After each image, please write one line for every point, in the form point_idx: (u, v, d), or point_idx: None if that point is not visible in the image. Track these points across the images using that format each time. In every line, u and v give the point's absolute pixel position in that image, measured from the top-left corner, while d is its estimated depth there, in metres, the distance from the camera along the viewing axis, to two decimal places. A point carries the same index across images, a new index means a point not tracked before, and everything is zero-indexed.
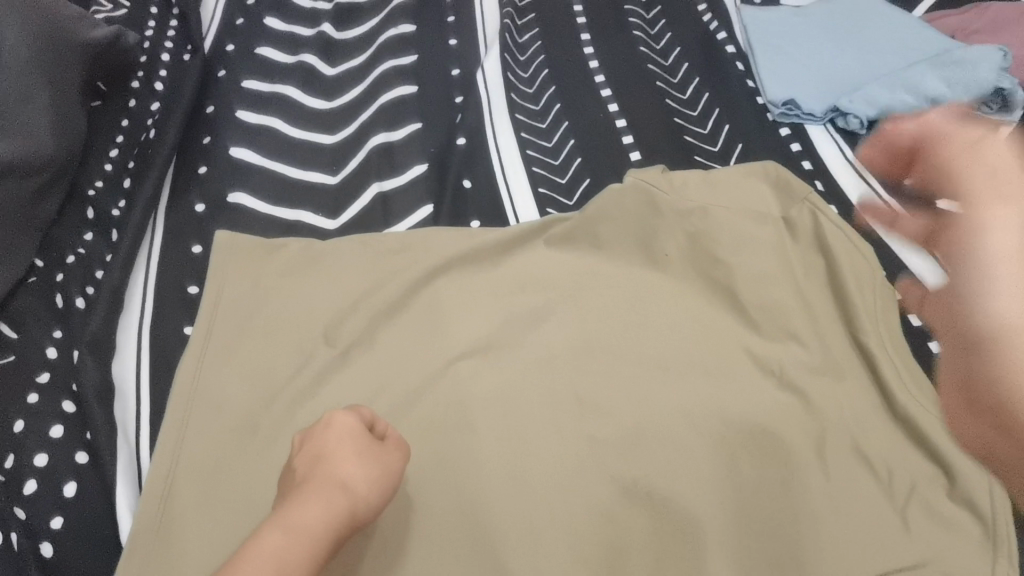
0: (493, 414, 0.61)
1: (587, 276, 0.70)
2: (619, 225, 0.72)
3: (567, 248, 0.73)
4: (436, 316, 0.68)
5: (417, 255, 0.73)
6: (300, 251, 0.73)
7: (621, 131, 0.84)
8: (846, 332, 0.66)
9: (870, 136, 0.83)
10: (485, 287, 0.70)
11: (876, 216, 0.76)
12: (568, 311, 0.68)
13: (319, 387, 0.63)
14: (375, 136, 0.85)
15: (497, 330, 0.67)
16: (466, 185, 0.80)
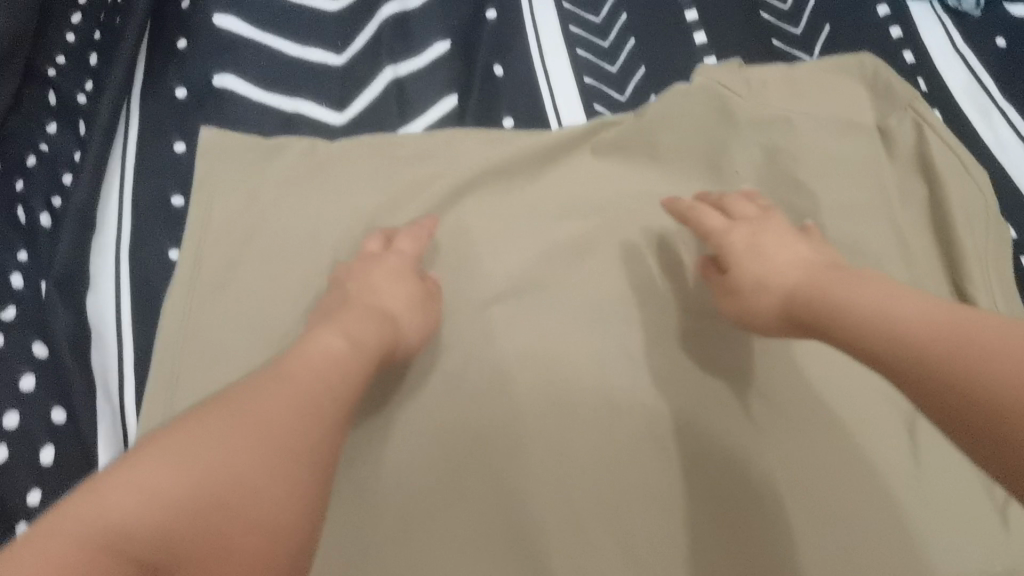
0: (531, 375, 0.54)
1: (640, 199, 0.61)
2: (682, 137, 0.61)
3: (618, 159, 0.62)
4: (467, 247, 0.59)
5: (442, 166, 0.62)
6: (302, 156, 0.62)
7: (683, 3, 0.70)
8: (948, 280, 0.56)
9: (986, 19, 0.68)
10: (522, 212, 0.61)
11: (988, 125, 0.63)
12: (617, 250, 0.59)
13: None
14: (389, 2, 0.71)
15: (534, 265, 0.58)
16: (498, 72, 0.67)
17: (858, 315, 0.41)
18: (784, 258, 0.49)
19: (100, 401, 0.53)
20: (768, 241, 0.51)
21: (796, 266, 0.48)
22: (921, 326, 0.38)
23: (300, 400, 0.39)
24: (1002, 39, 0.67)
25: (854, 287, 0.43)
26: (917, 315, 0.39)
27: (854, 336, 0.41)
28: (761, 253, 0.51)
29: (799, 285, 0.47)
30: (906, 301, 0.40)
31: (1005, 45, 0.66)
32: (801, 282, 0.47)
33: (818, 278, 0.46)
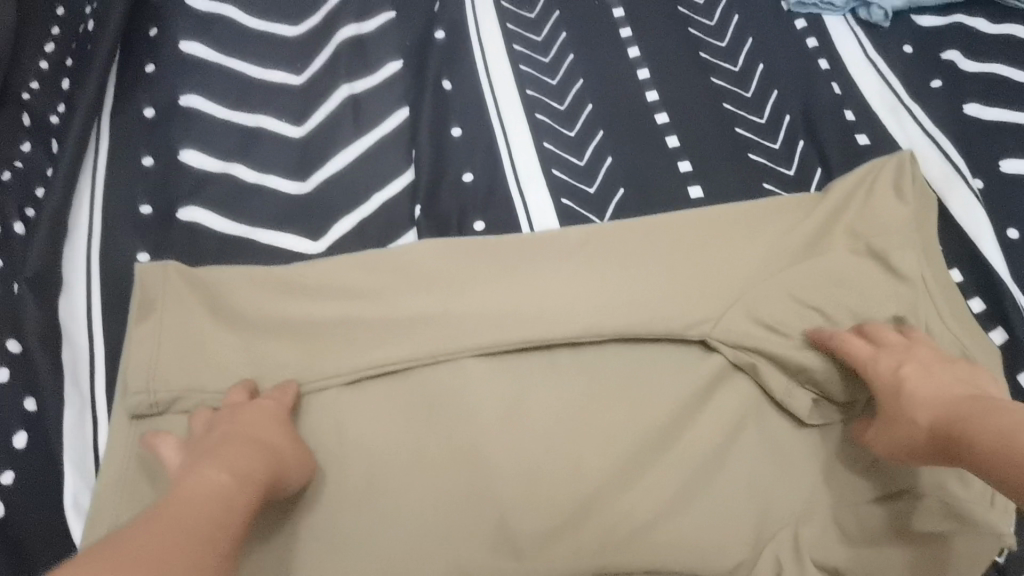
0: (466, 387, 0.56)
1: (604, 241, 0.62)
2: (656, 229, 0.63)
3: (589, 256, 0.61)
4: (414, 275, 0.59)
5: (399, 253, 0.60)
6: (243, 288, 0.58)
7: (619, 22, 0.77)
8: (873, 257, 0.59)
9: (895, 30, 0.75)
10: (475, 267, 0.60)
11: (896, 120, 0.69)
12: (567, 251, 0.61)
13: (290, 312, 0.57)
14: (344, 28, 0.77)
15: (484, 272, 0.60)
16: (445, 86, 0.72)
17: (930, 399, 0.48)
18: (932, 400, 0.48)
19: (68, 389, 0.56)
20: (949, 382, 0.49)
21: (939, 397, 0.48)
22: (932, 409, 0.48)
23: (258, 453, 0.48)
24: (909, 47, 0.74)
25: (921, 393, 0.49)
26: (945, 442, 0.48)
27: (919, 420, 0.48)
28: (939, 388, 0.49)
29: (941, 422, 0.47)
30: (991, 415, 0.44)
31: (912, 52, 0.73)
32: (947, 405, 0.47)
33: (935, 395, 0.48)
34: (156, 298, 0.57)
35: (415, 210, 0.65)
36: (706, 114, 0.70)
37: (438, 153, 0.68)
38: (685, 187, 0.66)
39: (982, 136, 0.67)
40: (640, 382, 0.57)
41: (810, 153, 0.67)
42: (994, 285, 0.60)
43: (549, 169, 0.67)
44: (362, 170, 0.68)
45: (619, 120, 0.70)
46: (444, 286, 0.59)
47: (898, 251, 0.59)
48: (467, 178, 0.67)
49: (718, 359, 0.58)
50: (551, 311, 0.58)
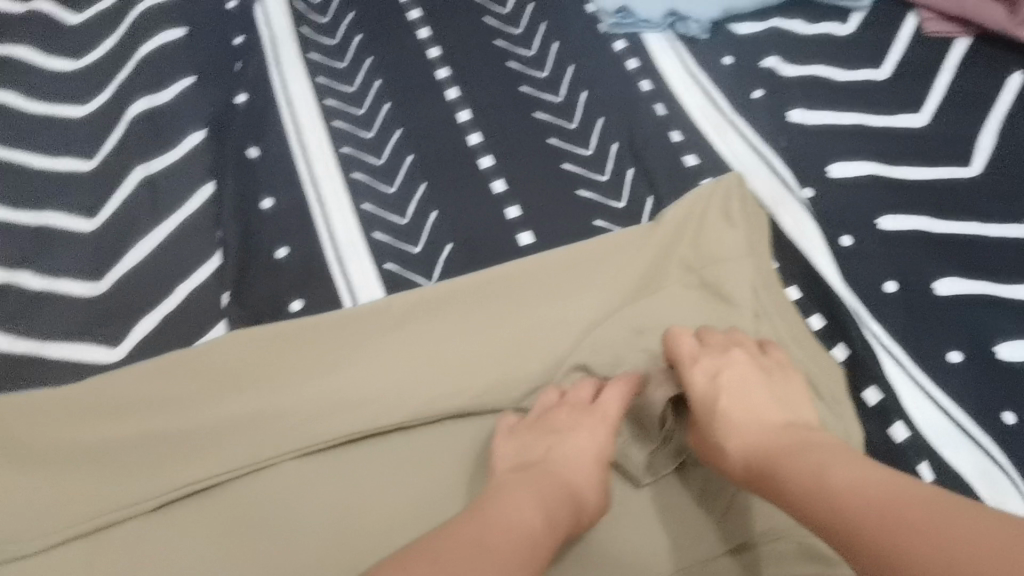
0: (292, 492, 0.52)
1: (429, 309, 0.58)
2: (482, 288, 0.59)
3: (415, 327, 0.57)
4: (225, 376, 0.55)
5: (206, 353, 0.55)
6: (28, 419, 0.52)
7: (434, 63, 0.73)
8: (706, 290, 0.58)
9: (714, 41, 0.73)
10: (292, 356, 0.56)
11: (722, 137, 0.67)
12: (392, 322, 0.57)
13: (86, 438, 0.52)
14: (139, 102, 0.70)
15: (302, 361, 0.55)
16: (252, 154, 0.67)
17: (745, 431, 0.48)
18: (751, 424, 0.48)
19: None
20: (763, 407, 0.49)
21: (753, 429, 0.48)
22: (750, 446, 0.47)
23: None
24: (729, 57, 0.72)
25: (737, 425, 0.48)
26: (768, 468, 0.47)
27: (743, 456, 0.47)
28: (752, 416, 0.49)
29: (755, 452, 0.46)
30: (801, 451, 0.44)
31: (731, 62, 0.72)
32: (760, 441, 0.47)
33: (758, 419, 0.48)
34: None
35: (224, 298, 0.59)
36: (530, 152, 0.67)
37: (249, 231, 0.63)
38: (515, 234, 0.63)
39: (807, 143, 0.66)
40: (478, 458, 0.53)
41: (640, 180, 0.65)
42: (831, 301, 0.59)
43: (370, 233, 0.63)
44: (166, 259, 0.62)
45: (441, 169, 0.66)
46: (262, 382, 0.55)
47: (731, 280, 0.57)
48: (281, 253, 0.62)
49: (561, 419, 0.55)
50: (377, 394, 0.54)
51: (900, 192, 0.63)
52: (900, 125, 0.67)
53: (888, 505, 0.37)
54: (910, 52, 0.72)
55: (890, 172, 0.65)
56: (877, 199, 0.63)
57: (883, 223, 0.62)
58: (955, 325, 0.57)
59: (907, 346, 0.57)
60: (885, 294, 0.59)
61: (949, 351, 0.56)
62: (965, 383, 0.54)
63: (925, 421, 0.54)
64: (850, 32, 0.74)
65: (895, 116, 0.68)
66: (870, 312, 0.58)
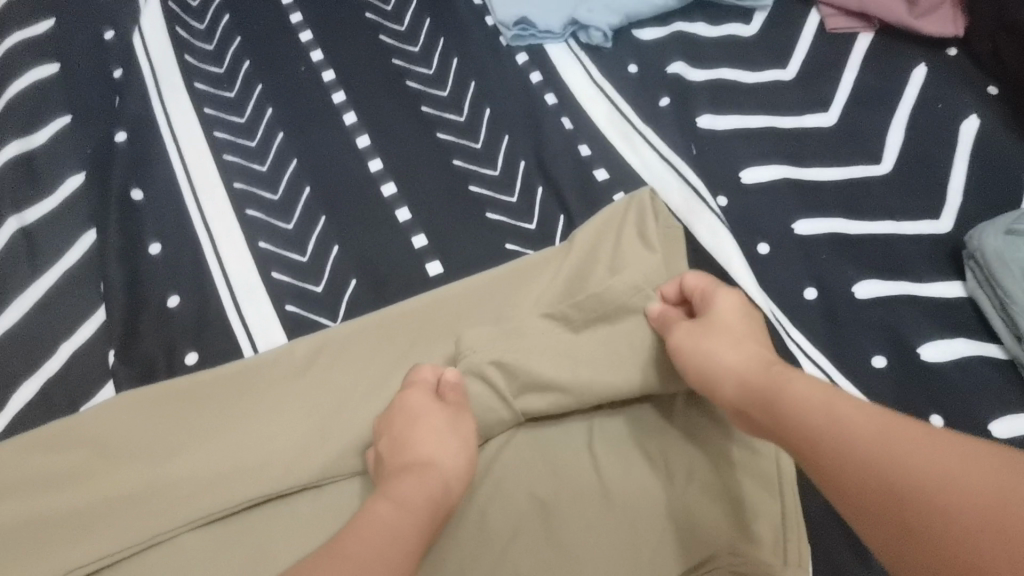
0: (196, 562, 0.48)
1: (336, 352, 0.55)
2: (389, 324, 0.56)
3: (321, 373, 0.54)
4: (114, 443, 0.50)
5: (91, 419, 0.51)
6: None
7: (330, 87, 0.69)
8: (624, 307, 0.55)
9: (618, 48, 0.71)
10: (188, 415, 0.52)
11: (631, 148, 0.65)
12: (295, 369, 0.54)
13: None
14: (8, 147, 0.65)
15: (201, 419, 0.52)
16: (136, 196, 0.63)
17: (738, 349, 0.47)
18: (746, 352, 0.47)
19: None
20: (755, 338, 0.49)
21: (748, 351, 0.47)
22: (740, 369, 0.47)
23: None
24: (634, 65, 0.70)
25: (728, 346, 0.48)
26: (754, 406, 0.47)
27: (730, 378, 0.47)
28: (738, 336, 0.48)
29: (749, 377, 0.46)
30: (801, 379, 0.44)
31: (637, 70, 0.70)
32: (748, 366, 0.46)
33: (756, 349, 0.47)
34: None
35: (110, 355, 0.55)
36: (435, 175, 0.64)
37: (134, 279, 0.58)
38: (423, 264, 0.59)
39: (718, 150, 0.65)
40: None
41: (550, 198, 0.63)
42: (750, 312, 0.56)
43: (268, 272, 0.59)
44: (44, 317, 0.57)
45: (340, 200, 0.63)
46: (155, 448, 0.51)
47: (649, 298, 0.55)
48: (173, 302, 0.58)
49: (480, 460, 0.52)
50: (282, 451, 0.51)
51: (813, 194, 0.62)
52: (809, 125, 0.66)
53: (894, 458, 0.37)
54: (814, 50, 0.71)
55: (802, 174, 0.64)
56: (791, 203, 0.62)
57: (798, 228, 0.61)
58: (876, 328, 0.56)
59: (831, 353, 0.55)
60: (806, 301, 0.58)
61: (875, 355, 0.55)
62: (891, 387, 0.54)
63: None
64: (755, 32, 0.72)
65: (804, 116, 0.67)
66: (791, 320, 0.57)
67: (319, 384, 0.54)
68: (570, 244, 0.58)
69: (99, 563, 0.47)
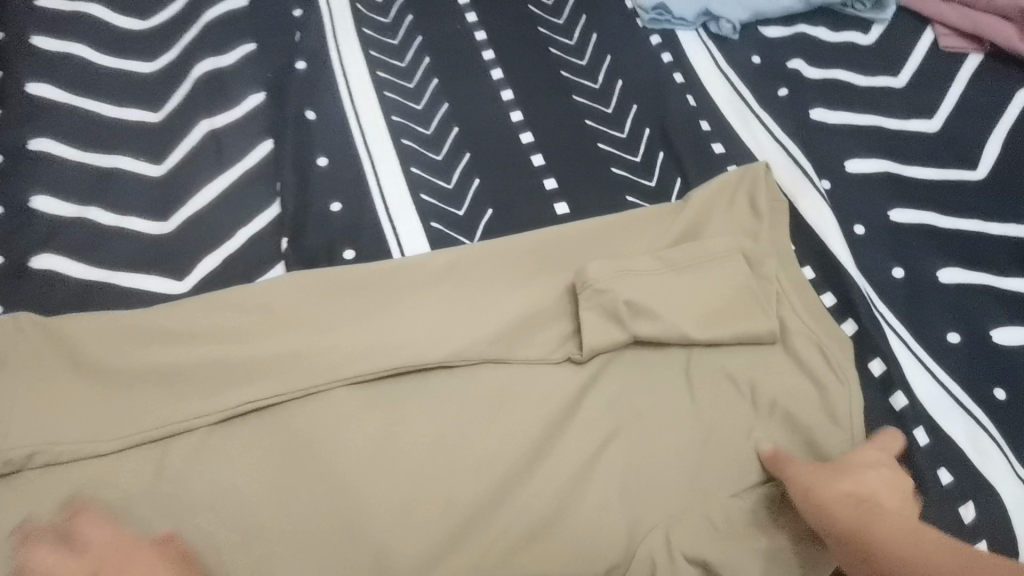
0: (340, 416, 0.56)
1: (472, 264, 0.62)
2: (519, 249, 0.63)
3: (458, 280, 0.62)
4: (280, 310, 0.59)
5: (262, 290, 0.59)
6: (103, 336, 0.56)
7: (480, 45, 0.77)
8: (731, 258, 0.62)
9: (743, 41, 0.78)
10: (342, 298, 0.60)
11: (748, 129, 0.72)
12: (436, 275, 0.62)
13: (151, 355, 0.56)
14: (202, 62, 0.75)
15: (353, 303, 0.60)
16: (309, 116, 0.72)
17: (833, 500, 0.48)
18: (838, 502, 0.47)
19: None
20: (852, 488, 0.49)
21: (841, 500, 0.48)
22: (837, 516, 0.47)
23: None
24: (757, 57, 0.77)
25: (822, 490, 0.49)
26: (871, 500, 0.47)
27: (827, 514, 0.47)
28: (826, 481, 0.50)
29: (842, 522, 0.46)
30: (881, 521, 0.45)
31: (759, 62, 0.77)
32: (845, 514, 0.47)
33: (838, 492, 0.48)
34: (8, 358, 0.55)
35: (283, 243, 0.64)
36: (567, 131, 0.72)
37: (303, 184, 0.68)
38: (552, 204, 0.67)
39: (827, 139, 0.71)
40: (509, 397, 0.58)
41: (670, 163, 0.70)
42: (842, 278, 0.63)
43: (417, 194, 0.67)
44: (225, 206, 0.66)
45: (482, 142, 0.71)
46: (314, 322, 0.59)
47: (753, 255, 0.62)
48: (335, 208, 0.66)
49: (587, 371, 0.59)
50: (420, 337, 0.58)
51: (910, 188, 0.68)
52: (913, 129, 0.72)
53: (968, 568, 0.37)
54: (925, 64, 0.77)
55: (902, 169, 0.70)
56: (889, 194, 0.68)
57: (893, 215, 0.67)
58: (954, 310, 0.62)
59: (910, 326, 0.62)
60: (893, 279, 0.64)
61: (950, 332, 0.61)
62: (962, 361, 0.60)
63: (924, 392, 0.59)
64: (872, 42, 0.79)
65: (909, 120, 0.73)
66: (878, 292, 0.63)
67: (455, 288, 0.61)
68: (687, 201, 0.65)
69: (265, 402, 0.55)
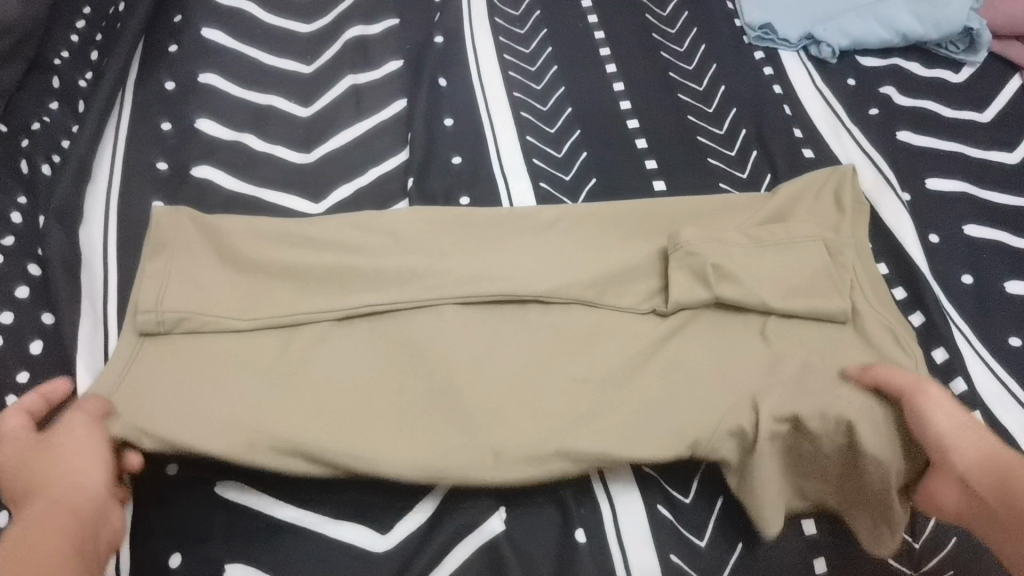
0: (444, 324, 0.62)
1: (575, 220, 0.69)
2: (618, 214, 0.70)
3: (561, 233, 0.69)
4: (401, 235, 0.66)
5: (389, 218, 0.67)
6: (250, 235, 0.65)
7: (598, 43, 0.85)
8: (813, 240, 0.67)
9: (840, 66, 0.85)
10: (456, 233, 0.67)
11: (838, 139, 0.78)
12: (542, 225, 0.69)
13: (290, 254, 0.64)
14: (351, 29, 0.84)
15: (467, 238, 0.67)
16: (441, 83, 0.80)
17: (964, 450, 0.52)
18: (976, 460, 0.52)
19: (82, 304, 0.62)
20: (977, 436, 0.53)
21: (975, 453, 0.52)
22: (969, 464, 0.52)
23: (78, 470, 0.51)
24: (852, 80, 0.83)
25: (955, 433, 0.53)
26: (968, 445, 0.52)
27: (957, 465, 0.52)
28: (954, 426, 0.53)
29: (977, 477, 0.51)
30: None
31: (854, 84, 0.83)
32: (979, 469, 0.51)
33: (970, 447, 0.52)
34: (169, 239, 0.63)
35: (408, 183, 0.72)
36: (671, 122, 0.79)
37: (429, 138, 0.76)
38: (650, 181, 0.74)
39: (912, 159, 0.77)
40: (595, 331, 0.63)
41: (762, 161, 0.76)
42: (914, 278, 0.68)
43: (530, 158, 0.75)
44: (361, 149, 0.75)
45: (593, 123, 0.78)
46: (430, 248, 0.66)
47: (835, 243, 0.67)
48: (455, 160, 0.74)
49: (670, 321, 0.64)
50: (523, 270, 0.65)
51: (987, 209, 0.73)
52: (995, 159, 0.77)
53: None
54: (1013, 105, 0.82)
55: (980, 192, 0.75)
56: (967, 211, 0.73)
57: (968, 230, 0.72)
58: (1019, 319, 0.66)
59: (974, 325, 0.66)
60: (962, 285, 0.69)
61: (1011, 336, 0.65)
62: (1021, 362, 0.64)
63: (982, 383, 0.63)
64: (963, 81, 0.84)
65: (991, 151, 0.78)
66: (948, 293, 0.68)
67: (556, 237, 0.68)
68: (775, 194, 0.71)
69: (381, 306, 0.62)
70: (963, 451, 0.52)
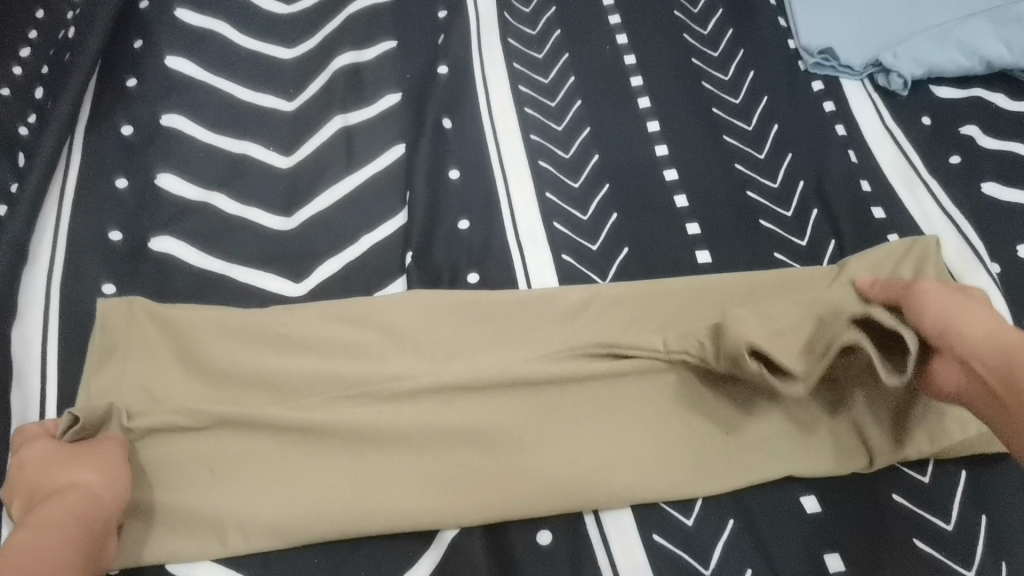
0: (448, 450, 0.52)
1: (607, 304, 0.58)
2: (657, 297, 0.59)
3: (589, 322, 0.58)
4: (399, 329, 0.56)
5: (382, 306, 0.56)
6: (216, 332, 0.54)
7: (629, 70, 0.73)
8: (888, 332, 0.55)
9: (912, 98, 0.72)
10: (464, 324, 0.56)
11: (912, 196, 0.66)
12: (566, 312, 0.58)
13: (265, 359, 0.53)
14: (341, 56, 0.72)
15: (477, 332, 0.56)
16: (446, 124, 0.69)
17: (976, 339, 0.46)
18: (986, 343, 0.46)
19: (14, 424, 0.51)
20: (985, 322, 0.47)
21: (984, 337, 0.46)
22: (979, 349, 0.46)
23: (104, 477, 0.46)
24: (927, 118, 0.71)
25: (966, 322, 0.47)
26: (979, 333, 0.46)
27: (967, 352, 0.46)
28: (959, 315, 0.47)
29: (988, 359, 0.45)
30: None
31: (930, 123, 0.71)
32: (988, 350, 0.46)
33: (983, 334, 0.46)
34: (118, 341, 0.52)
35: (407, 258, 0.61)
36: (717, 173, 0.67)
37: (433, 197, 0.64)
38: (694, 251, 0.62)
39: (1003, 221, 0.64)
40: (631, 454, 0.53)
41: (824, 223, 0.64)
42: None
43: (551, 222, 0.63)
44: (351, 210, 0.64)
45: (624, 175, 0.66)
46: (432, 346, 0.55)
47: None
48: (463, 226, 0.63)
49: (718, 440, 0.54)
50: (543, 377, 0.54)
51: None
52: None
53: None
54: None
55: None
56: None
57: None
58: None
59: None
60: None
61: None
62: None
63: None
64: None
65: None
66: None
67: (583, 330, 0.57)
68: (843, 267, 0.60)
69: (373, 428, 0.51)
70: (974, 339, 0.46)
